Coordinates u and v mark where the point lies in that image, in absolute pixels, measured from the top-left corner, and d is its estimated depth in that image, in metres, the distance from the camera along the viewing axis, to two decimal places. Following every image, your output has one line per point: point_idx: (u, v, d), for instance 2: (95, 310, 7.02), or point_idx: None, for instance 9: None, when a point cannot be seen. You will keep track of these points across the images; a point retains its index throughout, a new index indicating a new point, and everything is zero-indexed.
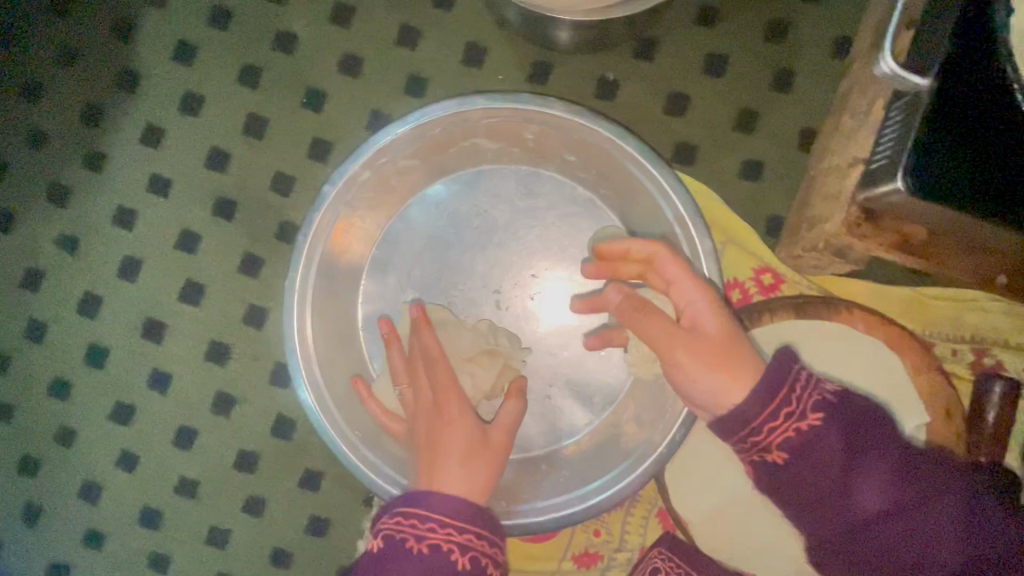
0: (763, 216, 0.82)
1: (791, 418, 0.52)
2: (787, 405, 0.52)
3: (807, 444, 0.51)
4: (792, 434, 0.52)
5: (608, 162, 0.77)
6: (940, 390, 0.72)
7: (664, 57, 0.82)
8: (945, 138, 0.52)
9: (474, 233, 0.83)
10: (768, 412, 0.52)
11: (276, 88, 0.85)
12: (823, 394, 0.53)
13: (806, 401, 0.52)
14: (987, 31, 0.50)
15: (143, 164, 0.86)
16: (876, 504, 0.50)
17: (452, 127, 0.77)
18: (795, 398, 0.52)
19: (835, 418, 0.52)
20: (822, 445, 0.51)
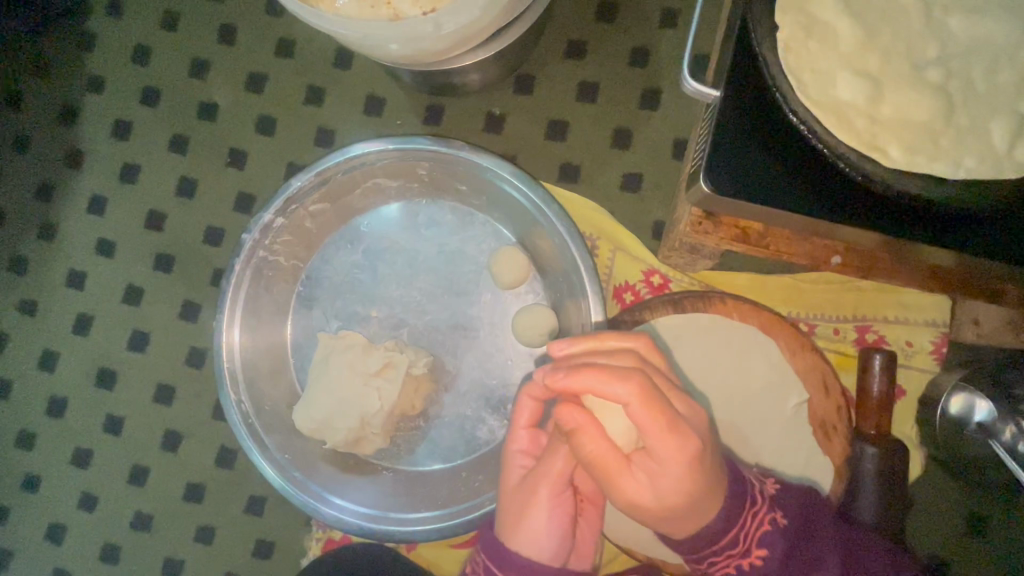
0: (646, 222, 0.89)
1: (736, 553, 0.59)
2: (733, 541, 0.59)
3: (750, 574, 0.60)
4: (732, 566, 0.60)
5: (494, 189, 0.87)
6: (816, 369, 0.77)
7: (541, 91, 0.92)
8: (735, 146, 0.60)
9: (386, 264, 0.91)
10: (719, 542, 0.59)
11: (203, 153, 0.96)
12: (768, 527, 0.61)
13: (751, 534, 0.60)
14: (750, 59, 0.60)
15: (90, 231, 0.96)
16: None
17: (352, 172, 0.86)
18: (744, 531, 0.59)
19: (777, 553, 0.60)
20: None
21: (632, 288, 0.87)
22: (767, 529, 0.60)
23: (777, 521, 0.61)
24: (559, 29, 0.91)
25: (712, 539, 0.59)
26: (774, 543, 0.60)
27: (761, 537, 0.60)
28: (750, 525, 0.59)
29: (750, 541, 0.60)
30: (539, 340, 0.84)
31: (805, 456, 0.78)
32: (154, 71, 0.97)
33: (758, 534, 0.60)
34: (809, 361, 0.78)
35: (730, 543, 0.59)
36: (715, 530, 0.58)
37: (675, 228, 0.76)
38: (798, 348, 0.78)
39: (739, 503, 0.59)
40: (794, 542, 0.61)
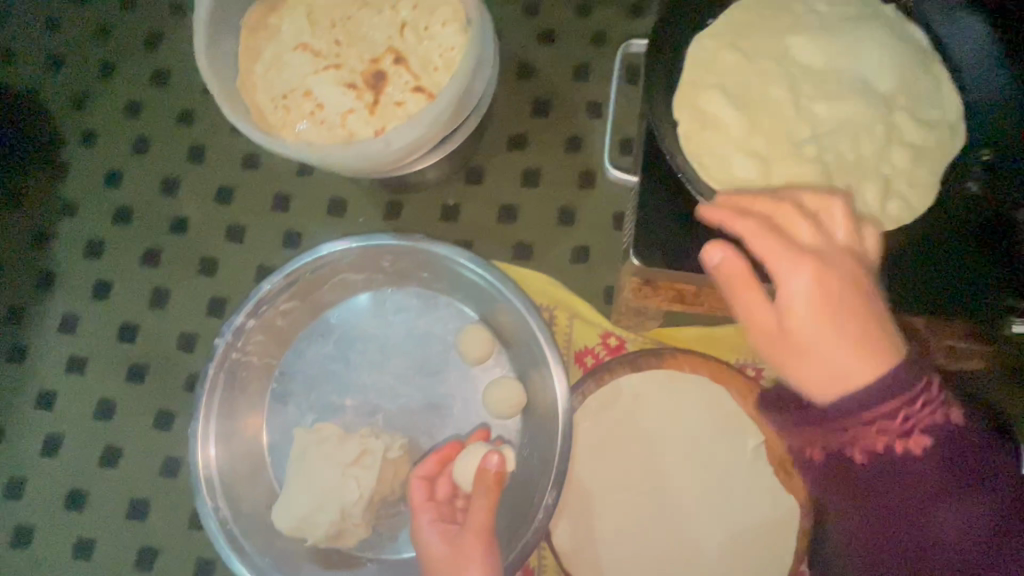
0: (597, 289, 0.96)
1: (891, 430, 0.47)
2: (890, 417, 0.46)
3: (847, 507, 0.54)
4: (858, 459, 0.49)
5: (454, 273, 0.93)
6: (771, 414, 0.82)
7: (490, 180, 1.01)
8: (656, 222, 0.68)
9: (357, 353, 0.95)
10: (865, 409, 0.46)
11: (175, 264, 1.00)
12: (943, 423, 0.48)
13: (904, 445, 0.48)
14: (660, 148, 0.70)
15: (62, 349, 0.97)
16: (947, 541, 0.50)
17: (318, 270, 0.92)
18: (914, 457, 0.48)
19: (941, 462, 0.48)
20: (915, 480, 0.49)
21: (592, 351, 0.93)
22: (940, 430, 0.48)
23: (948, 416, 0.48)
24: (499, 126, 1.02)
25: (877, 449, 0.48)
26: (937, 480, 0.49)
27: (883, 372, 0.45)
28: (923, 409, 0.47)
29: (913, 426, 0.48)
30: (508, 411, 0.88)
31: (771, 498, 0.81)
32: (126, 193, 1.03)
33: (905, 459, 0.48)
34: (763, 406, 0.82)
35: (901, 504, 0.50)
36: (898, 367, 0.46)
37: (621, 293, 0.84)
38: (750, 395, 0.83)
39: (897, 321, 0.48)
40: (948, 469, 0.48)
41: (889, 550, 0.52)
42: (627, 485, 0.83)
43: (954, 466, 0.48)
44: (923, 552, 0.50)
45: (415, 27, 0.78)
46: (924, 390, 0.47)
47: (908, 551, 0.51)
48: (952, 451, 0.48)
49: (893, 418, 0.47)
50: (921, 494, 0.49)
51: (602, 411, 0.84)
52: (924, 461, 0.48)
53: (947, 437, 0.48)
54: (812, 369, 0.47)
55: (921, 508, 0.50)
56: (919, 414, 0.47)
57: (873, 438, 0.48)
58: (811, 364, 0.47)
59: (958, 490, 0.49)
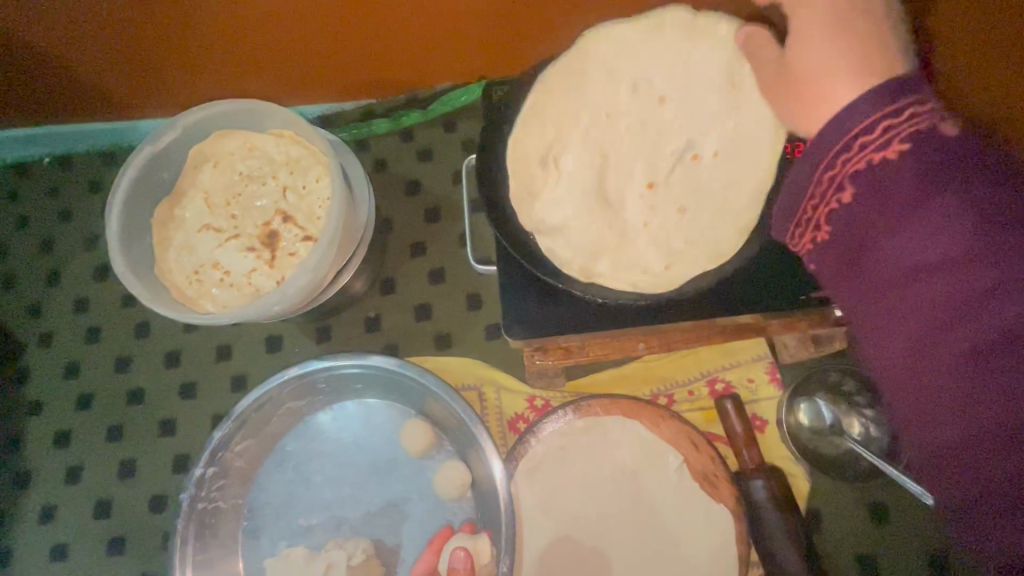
0: (516, 358, 1.07)
1: (876, 202, 0.47)
2: (867, 197, 0.47)
3: (833, 252, 0.52)
4: (836, 201, 0.50)
5: (383, 379, 1.03)
6: (678, 433, 0.91)
7: (401, 285, 1.14)
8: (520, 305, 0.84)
9: (315, 473, 1.03)
10: (859, 131, 0.47)
11: (137, 431, 1.09)
12: (921, 135, 0.45)
13: (911, 213, 0.45)
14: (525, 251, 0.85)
15: (44, 539, 1.04)
16: (975, 342, 0.43)
17: (263, 407, 1.01)
18: (928, 209, 0.44)
19: (914, 171, 0.45)
20: (875, 198, 0.47)
21: (522, 416, 1.02)
22: (958, 190, 0.44)
23: (921, 128, 0.45)
24: (401, 238, 1.17)
25: (887, 233, 0.46)
26: (962, 239, 0.43)
27: (876, 155, 0.47)
28: (888, 132, 0.46)
29: (913, 201, 0.45)
30: (458, 492, 0.96)
31: (703, 512, 0.88)
32: (85, 379, 1.14)
33: (927, 215, 0.44)
34: (670, 427, 0.92)
35: (904, 284, 0.46)
36: (892, 181, 0.46)
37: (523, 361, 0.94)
38: (656, 421, 0.92)
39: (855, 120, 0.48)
40: (984, 234, 0.43)
41: (920, 362, 0.46)
42: (576, 534, 0.90)
43: (977, 216, 0.43)
44: (953, 357, 0.44)
45: (296, 189, 0.93)
46: (924, 162, 0.45)
47: (930, 312, 0.44)
48: (942, 154, 0.45)
49: (874, 186, 0.47)
50: (956, 221, 0.43)
51: (539, 471, 0.93)
52: (892, 191, 0.46)
53: (944, 168, 0.45)
54: (781, 202, 0.55)
55: (960, 314, 0.43)
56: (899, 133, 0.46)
57: (859, 212, 0.48)
58: (791, 184, 0.53)
59: (1006, 234, 0.42)
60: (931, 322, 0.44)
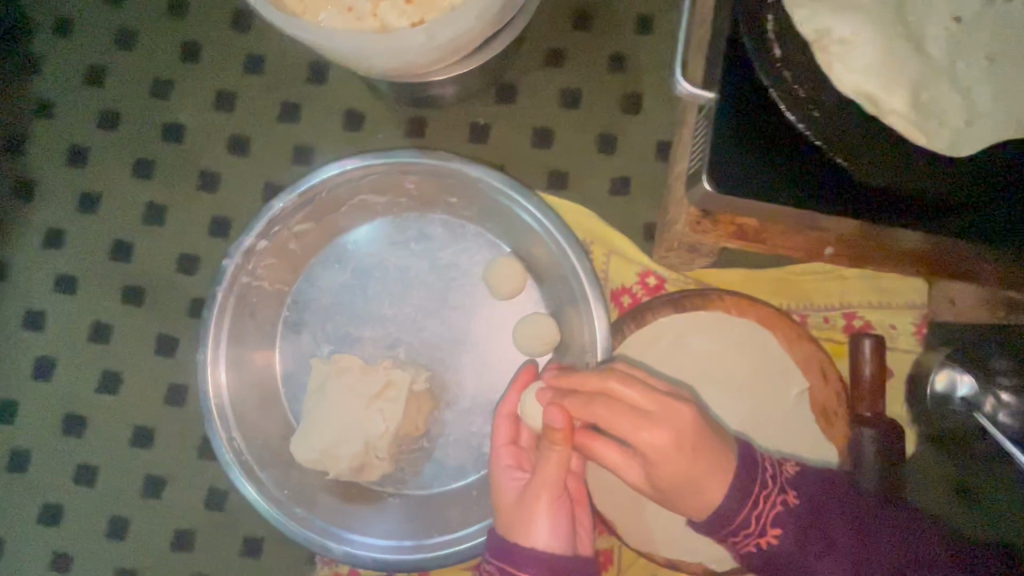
0: (638, 226, 0.90)
1: (753, 534, 0.65)
2: (746, 522, 0.64)
3: (770, 552, 0.65)
4: (755, 546, 0.65)
5: (486, 200, 0.84)
6: (682, 447, 0.61)
7: (525, 97, 0.91)
8: (730, 134, 0.59)
9: (378, 282, 0.88)
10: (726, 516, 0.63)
11: (170, 175, 0.90)
12: (785, 502, 0.66)
13: (764, 517, 0.64)
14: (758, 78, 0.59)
15: (47, 265, 0.88)
16: None
17: (337, 189, 0.83)
18: (757, 514, 0.64)
19: (787, 528, 0.65)
20: (780, 549, 0.65)
21: (629, 290, 0.87)
22: (778, 509, 0.65)
23: (785, 500, 0.66)
24: (538, 37, 0.91)
25: (727, 517, 0.63)
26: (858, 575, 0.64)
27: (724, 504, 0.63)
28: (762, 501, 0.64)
29: (763, 524, 0.64)
30: (540, 351, 0.83)
31: (809, 447, 0.79)
32: (113, 93, 0.91)
33: (769, 517, 0.64)
34: (691, 433, 0.62)
35: (744, 524, 0.64)
36: (722, 509, 0.63)
37: (672, 228, 0.76)
38: (644, 425, 0.61)
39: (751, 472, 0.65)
40: (809, 520, 0.66)
41: (755, 557, 0.66)
42: None
43: (752, 497, 0.64)
44: (778, 558, 0.65)
45: None
46: (750, 467, 0.65)
47: None
48: (811, 507, 0.66)
49: (752, 508, 0.64)
50: (840, 565, 0.65)
51: (642, 351, 0.80)
52: (790, 544, 0.64)
53: (833, 500, 0.67)
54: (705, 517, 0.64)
55: (809, 563, 0.65)
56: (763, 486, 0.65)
57: (748, 540, 0.65)
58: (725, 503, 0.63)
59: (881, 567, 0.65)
60: None
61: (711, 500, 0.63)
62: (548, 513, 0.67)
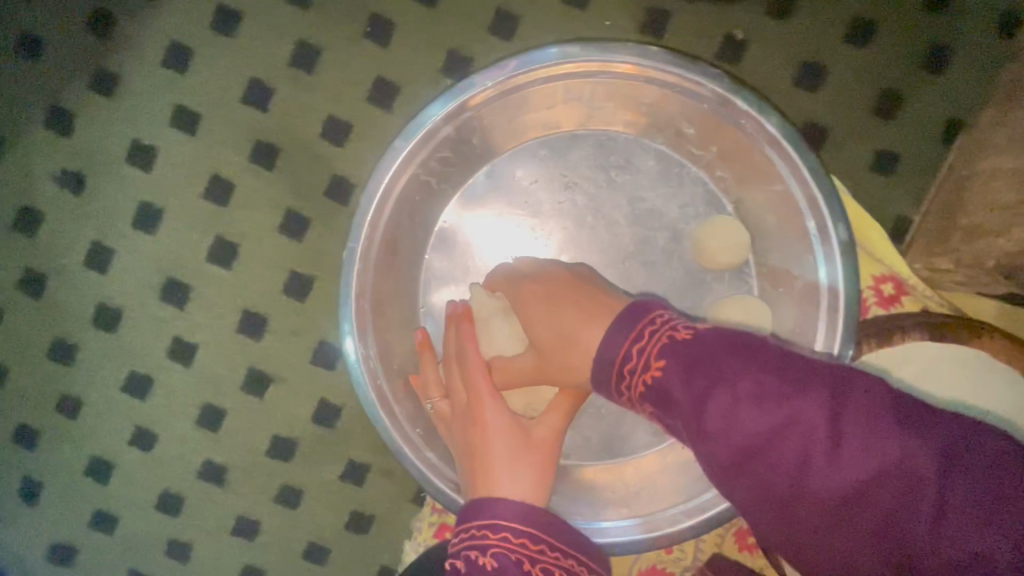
0: (890, 218, 0.71)
1: (666, 377, 0.43)
2: (630, 359, 0.45)
3: (753, 431, 0.40)
4: (646, 387, 0.44)
5: (733, 142, 0.65)
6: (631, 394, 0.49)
7: (801, 16, 0.69)
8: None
9: (562, 211, 0.71)
10: (623, 357, 0.46)
11: (331, 9, 0.70)
12: (674, 331, 0.45)
13: (651, 347, 0.45)
14: None
15: (163, 90, 0.70)
16: (847, 483, 0.38)
17: (555, 82, 0.63)
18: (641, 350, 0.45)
19: (678, 360, 0.43)
20: (762, 419, 0.40)
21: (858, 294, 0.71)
22: (669, 338, 0.45)
23: (675, 331, 0.45)
24: None
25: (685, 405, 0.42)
26: (892, 453, 0.37)
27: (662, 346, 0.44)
28: (654, 339, 0.45)
29: (650, 355, 0.44)
30: None
31: None
32: None
33: (661, 345, 0.44)
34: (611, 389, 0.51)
35: (704, 390, 0.41)
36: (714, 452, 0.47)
37: (981, 238, 0.59)
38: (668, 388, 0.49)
39: (640, 315, 0.47)
40: (697, 368, 0.42)
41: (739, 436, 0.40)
42: None
43: (638, 327, 0.46)
44: (765, 442, 0.40)
45: None
46: (699, 353, 0.43)
47: (848, 531, 0.38)
48: (720, 342, 0.43)
49: (653, 345, 0.45)
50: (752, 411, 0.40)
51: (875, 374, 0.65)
52: (755, 410, 0.40)
53: (704, 343, 0.44)
54: (596, 370, 0.48)
55: (831, 442, 0.38)
56: (663, 332, 0.45)
57: (646, 376, 0.44)
58: (609, 338, 0.47)
59: (863, 427, 0.38)
60: (864, 533, 0.38)
61: (588, 345, 0.52)
62: (526, 467, 0.56)
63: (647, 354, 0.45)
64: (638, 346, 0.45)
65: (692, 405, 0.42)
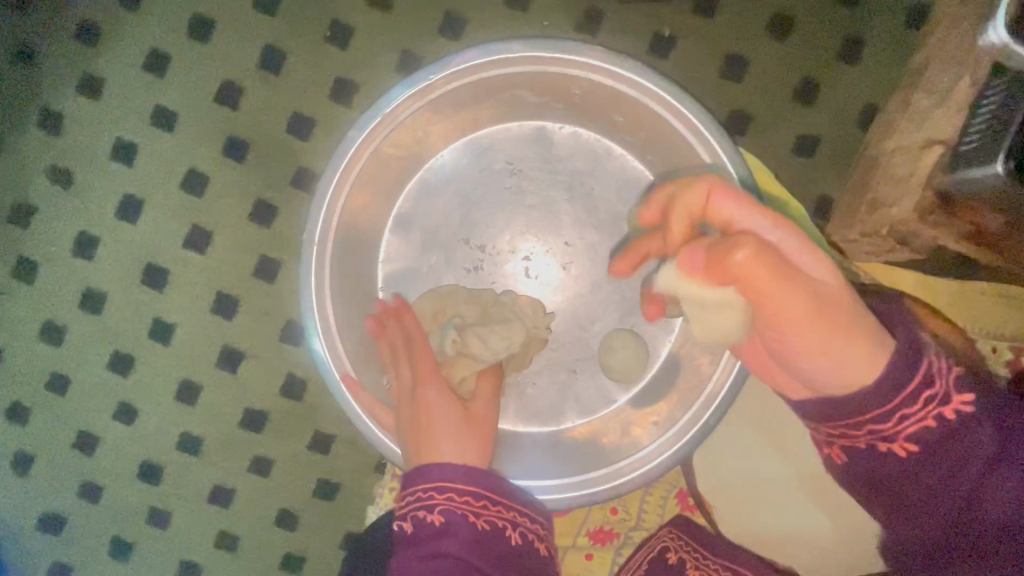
0: (812, 198, 0.77)
1: (890, 428, 0.45)
2: (883, 416, 0.45)
3: (897, 456, 0.46)
4: (881, 447, 0.46)
5: (659, 128, 0.71)
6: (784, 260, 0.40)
7: (724, 13, 0.75)
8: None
9: (507, 195, 0.78)
10: (871, 419, 0.45)
11: (297, 16, 0.77)
12: (944, 403, 0.45)
13: (915, 416, 0.45)
14: None
15: (145, 92, 0.77)
16: (1004, 518, 0.45)
17: (494, 76, 0.70)
18: (893, 412, 0.44)
19: (951, 431, 0.45)
20: (930, 460, 0.46)
21: None
22: (930, 423, 0.45)
23: (948, 404, 0.45)
24: None
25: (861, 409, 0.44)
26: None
27: (916, 431, 0.45)
28: (913, 403, 0.44)
29: (906, 418, 0.45)
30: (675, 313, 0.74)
31: None
32: None
33: (918, 415, 0.45)
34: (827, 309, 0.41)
35: (895, 416, 0.44)
36: (865, 394, 0.44)
37: (880, 209, 0.64)
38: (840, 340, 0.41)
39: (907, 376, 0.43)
40: (960, 435, 0.45)
41: (870, 465, 0.48)
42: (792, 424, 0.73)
43: (899, 391, 0.43)
44: (911, 467, 0.46)
45: None
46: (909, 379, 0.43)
47: (966, 538, 0.46)
48: (966, 420, 0.45)
49: (907, 407, 0.44)
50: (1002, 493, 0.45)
51: None
52: (956, 452, 0.45)
53: (969, 420, 0.45)
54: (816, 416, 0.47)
55: (965, 481, 0.46)
56: (933, 391, 0.45)
57: (881, 433, 0.45)
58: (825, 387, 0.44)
59: None
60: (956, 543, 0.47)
61: (857, 373, 0.43)
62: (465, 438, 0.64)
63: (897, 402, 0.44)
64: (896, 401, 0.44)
65: (897, 459, 0.46)
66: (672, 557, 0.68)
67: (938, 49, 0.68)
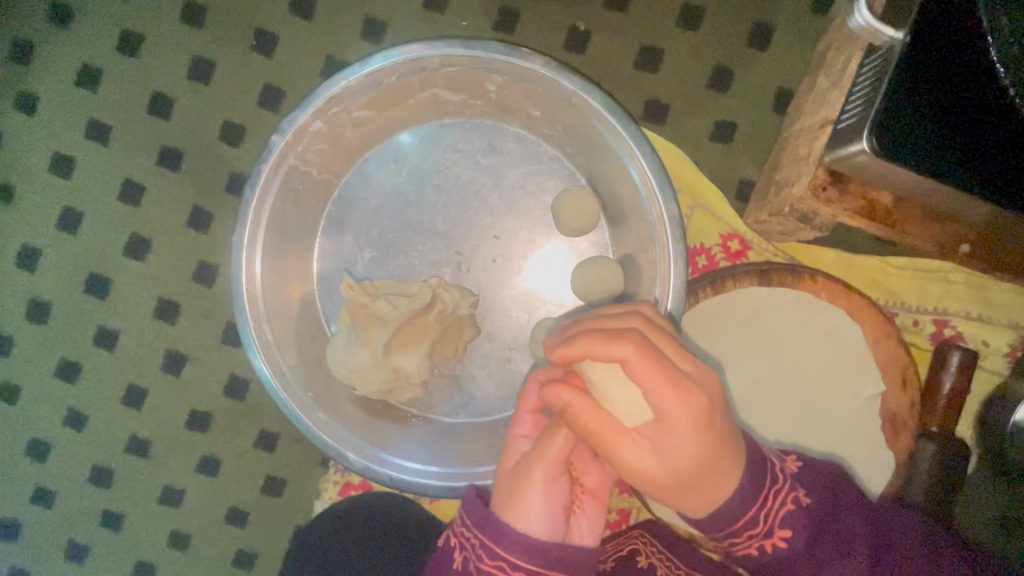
0: (732, 182, 0.79)
1: (756, 533, 0.51)
2: (752, 521, 0.51)
3: (769, 560, 0.52)
4: (754, 549, 0.52)
5: (574, 120, 0.74)
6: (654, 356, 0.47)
7: (636, 6, 0.78)
8: (944, 74, 0.49)
9: (436, 192, 0.79)
10: (739, 527, 0.51)
11: (223, 27, 0.79)
12: (796, 500, 0.52)
13: (773, 514, 0.51)
14: (964, 27, 0.48)
15: (79, 107, 0.79)
16: None
17: (410, 76, 0.72)
18: (760, 513, 0.51)
19: (802, 528, 0.51)
20: (791, 559, 0.51)
21: (707, 251, 0.78)
22: (790, 508, 0.51)
23: (799, 499, 0.52)
24: None
25: (733, 514, 0.50)
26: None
27: (780, 522, 0.51)
28: (771, 504, 0.51)
29: (773, 522, 0.51)
30: (601, 299, 0.75)
31: (864, 452, 0.72)
32: None
33: (782, 515, 0.51)
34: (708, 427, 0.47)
35: (750, 522, 0.51)
36: (731, 508, 0.50)
37: (785, 189, 0.66)
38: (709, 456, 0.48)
39: (761, 478, 0.51)
40: (822, 525, 0.52)
41: (755, 560, 0.53)
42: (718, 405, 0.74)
43: (757, 497, 0.50)
44: (782, 564, 0.51)
45: None
46: (761, 473, 0.51)
47: None
48: (823, 514, 0.52)
49: (763, 503, 0.51)
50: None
51: (717, 317, 0.73)
52: (807, 553, 0.51)
53: (817, 497, 0.53)
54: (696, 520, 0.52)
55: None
56: (776, 495, 0.52)
57: (750, 539, 0.51)
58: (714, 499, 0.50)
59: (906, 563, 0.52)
60: None
61: (722, 492, 0.49)
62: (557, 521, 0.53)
63: (756, 507, 0.50)
64: (757, 508, 0.50)
65: (765, 559, 0.52)
66: (643, 560, 0.71)
67: (838, 32, 0.70)
